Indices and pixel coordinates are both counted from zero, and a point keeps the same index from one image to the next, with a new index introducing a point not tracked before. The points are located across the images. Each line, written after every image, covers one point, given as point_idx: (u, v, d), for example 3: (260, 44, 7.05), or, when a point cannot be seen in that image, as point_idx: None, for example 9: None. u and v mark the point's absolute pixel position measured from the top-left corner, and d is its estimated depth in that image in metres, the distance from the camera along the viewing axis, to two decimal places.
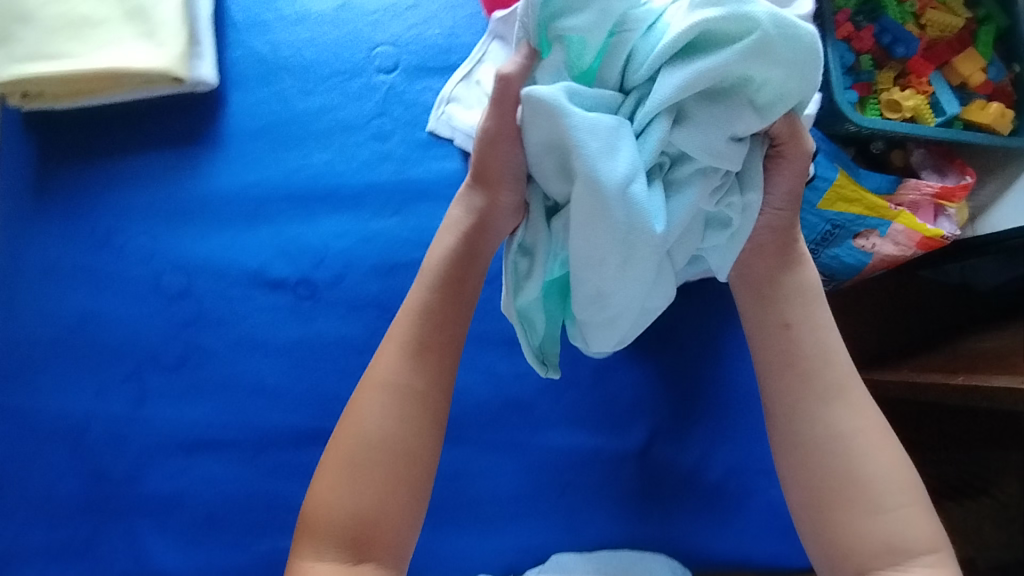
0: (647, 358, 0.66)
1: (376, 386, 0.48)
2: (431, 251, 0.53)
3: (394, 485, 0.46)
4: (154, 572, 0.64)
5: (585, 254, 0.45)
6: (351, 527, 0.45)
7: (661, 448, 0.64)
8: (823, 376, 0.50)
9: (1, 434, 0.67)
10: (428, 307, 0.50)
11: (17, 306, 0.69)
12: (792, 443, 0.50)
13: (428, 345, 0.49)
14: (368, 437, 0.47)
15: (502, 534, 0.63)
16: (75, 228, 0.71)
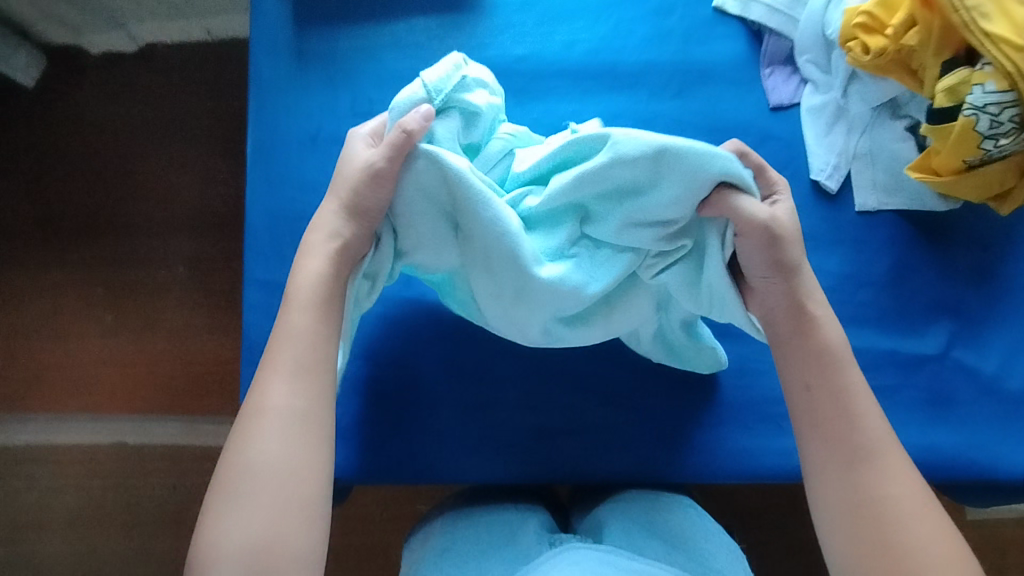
0: (940, 256, 0.72)
1: (255, 422, 0.50)
2: (295, 274, 0.55)
3: (285, 505, 0.48)
4: (428, 459, 0.70)
5: (489, 287, 0.57)
6: (249, 549, 0.47)
7: (961, 351, 0.70)
8: (857, 438, 0.51)
9: (275, 307, 0.72)
10: (304, 329, 0.53)
11: (280, 179, 0.74)
12: (846, 512, 0.49)
13: (306, 366, 0.52)
14: (251, 465, 0.49)
15: (741, 436, 0.71)
16: (334, 89, 0.76)
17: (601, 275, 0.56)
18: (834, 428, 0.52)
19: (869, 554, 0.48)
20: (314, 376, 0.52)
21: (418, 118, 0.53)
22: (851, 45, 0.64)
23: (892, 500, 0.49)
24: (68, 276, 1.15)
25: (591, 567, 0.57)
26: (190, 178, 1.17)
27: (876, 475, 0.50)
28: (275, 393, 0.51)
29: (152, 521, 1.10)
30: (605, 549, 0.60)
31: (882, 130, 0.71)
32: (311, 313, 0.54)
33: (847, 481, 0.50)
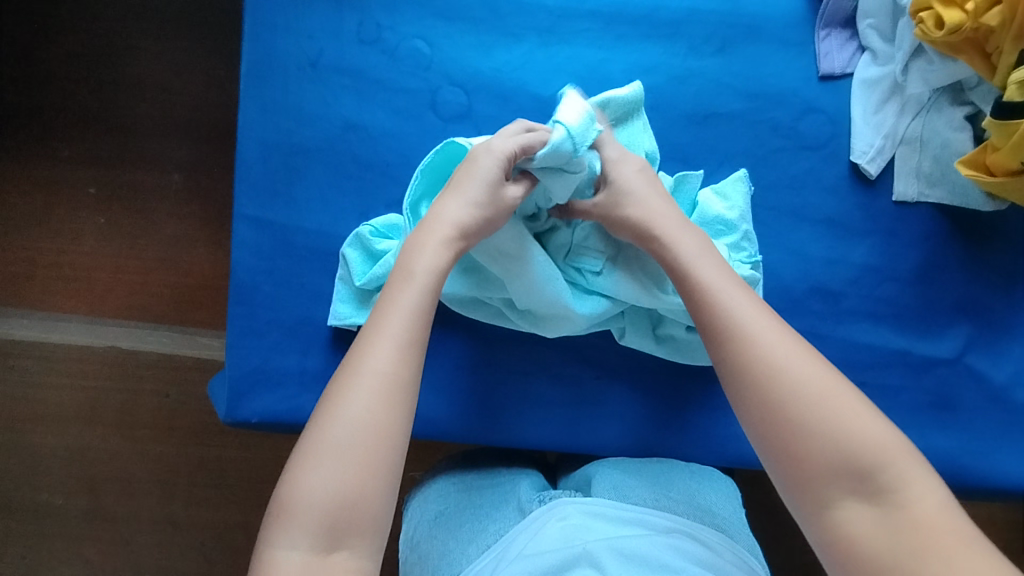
0: (971, 255, 0.67)
1: (353, 378, 0.49)
2: (412, 254, 0.55)
3: (373, 471, 0.46)
4: (414, 414, 0.68)
5: (532, 282, 0.61)
6: (330, 503, 0.45)
7: (976, 357, 0.67)
8: (742, 327, 0.51)
9: (265, 246, 0.68)
10: (416, 307, 0.52)
11: (277, 106, 0.68)
12: (771, 428, 0.48)
13: (409, 343, 0.51)
14: (347, 418, 0.47)
15: (732, 419, 0.70)
16: (341, 10, 0.68)
17: (619, 279, 0.63)
18: (714, 323, 0.52)
19: (770, 429, 0.48)
20: (416, 349, 0.51)
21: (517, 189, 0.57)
22: (922, 17, 0.57)
23: (776, 369, 0.48)
24: (53, 175, 1.09)
25: (579, 521, 0.58)
26: (190, 84, 1.10)
27: (760, 349, 0.49)
28: (380, 359, 0.49)
29: (144, 424, 1.08)
30: (591, 501, 0.61)
31: (939, 114, 0.65)
32: (420, 291, 0.53)
33: (731, 372, 0.51)
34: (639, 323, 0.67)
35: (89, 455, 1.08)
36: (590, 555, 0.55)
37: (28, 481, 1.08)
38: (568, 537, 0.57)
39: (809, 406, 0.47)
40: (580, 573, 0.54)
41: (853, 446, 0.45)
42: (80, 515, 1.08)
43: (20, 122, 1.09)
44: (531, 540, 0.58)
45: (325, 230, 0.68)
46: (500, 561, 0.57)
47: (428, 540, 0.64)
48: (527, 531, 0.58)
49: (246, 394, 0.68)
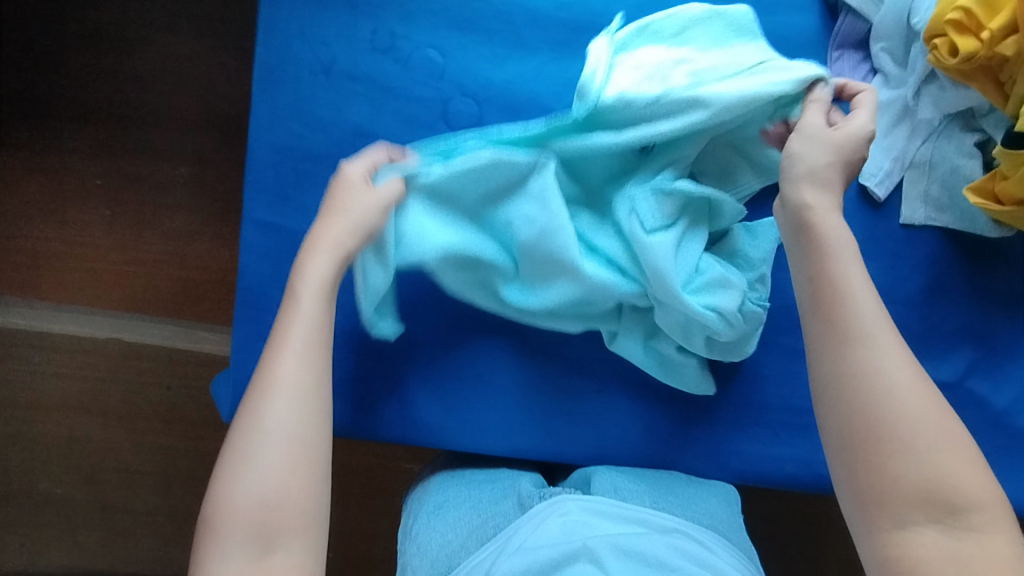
0: (976, 280, 0.68)
1: (265, 391, 0.51)
2: (306, 267, 0.56)
3: (295, 469, 0.49)
4: (417, 422, 0.69)
5: (547, 233, 0.61)
6: (261, 505, 0.48)
7: (977, 381, 0.68)
8: (867, 329, 0.49)
9: (273, 251, 0.68)
10: (316, 311, 0.54)
11: (288, 111, 0.68)
12: (876, 437, 0.46)
13: (313, 347, 0.53)
14: (264, 429, 0.50)
15: (733, 435, 0.70)
16: (356, 17, 0.69)
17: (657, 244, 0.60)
18: (833, 307, 0.50)
19: (860, 430, 0.46)
20: (318, 351, 0.53)
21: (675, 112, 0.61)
22: (936, 43, 0.57)
23: (886, 382, 0.47)
24: (60, 166, 1.09)
25: (579, 517, 0.59)
26: (200, 80, 1.10)
27: (875, 352, 0.48)
28: (284, 369, 0.52)
29: (146, 417, 1.08)
30: (591, 499, 0.61)
31: (950, 140, 0.65)
32: (317, 300, 0.55)
33: (832, 367, 0.49)
34: (632, 328, 0.67)
35: (90, 447, 1.08)
36: (590, 550, 0.55)
37: (28, 470, 1.08)
38: (569, 533, 0.57)
39: (917, 432, 0.45)
40: (580, 567, 0.54)
41: (947, 485, 0.44)
42: (79, 505, 1.09)
43: (28, 113, 1.09)
44: (532, 533, 0.58)
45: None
46: (501, 553, 0.57)
47: (427, 532, 0.65)
48: (528, 525, 0.59)
49: None
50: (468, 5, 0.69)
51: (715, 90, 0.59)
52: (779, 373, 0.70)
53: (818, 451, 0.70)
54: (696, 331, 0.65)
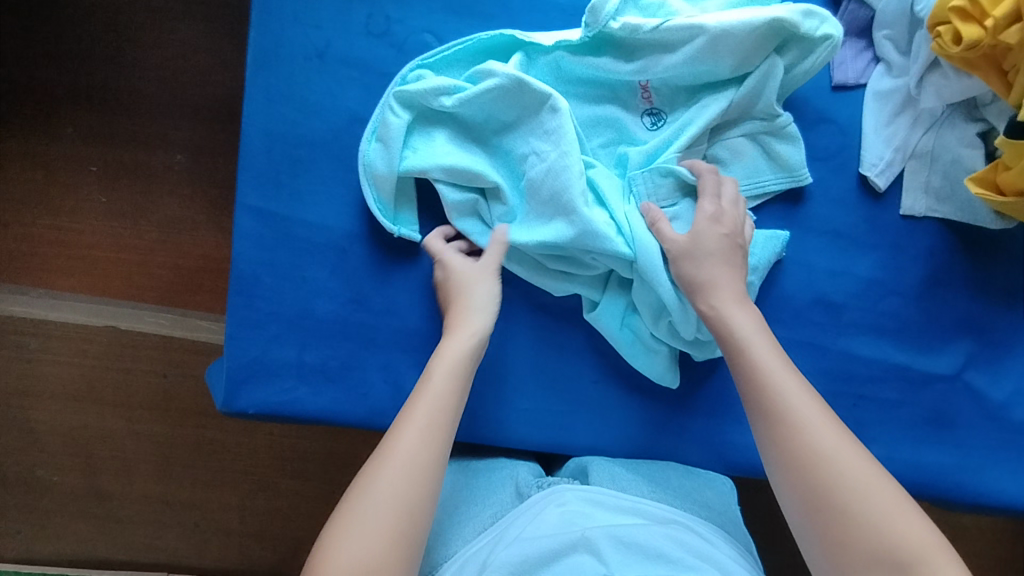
0: (976, 273, 0.67)
1: (385, 459, 0.52)
2: (443, 345, 0.59)
3: (399, 542, 0.49)
4: None
5: (554, 174, 0.61)
6: (360, 569, 0.47)
7: (974, 374, 0.67)
8: (785, 406, 0.52)
9: (267, 238, 0.68)
10: (439, 390, 0.56)
11: (281, 96, 0.67)
12: (816, 515, 0.49)
13: (435, 422, 0.54)
14: (377, 496, 0.50)
15: (728, 426, 0.70)
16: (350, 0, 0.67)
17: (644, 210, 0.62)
18: (767, 404, 0.53)
19: (812, 514, 0.49)
20: (440, 431, 0.54)
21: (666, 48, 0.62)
22: (940, 30, 0.56)
23: (824, 460, 0.50)
24: (54, 151, 1.08)
25: (578, 508, 0.59)
26: (195, 65, 1.09)
27: (807, 437, 0.51)
28: (408, 440, 0.53)
29: (141, 405, 1.08)
30: (589, 489, 0.61)
31: (952, 130, 0.64)
32: (450, 377, 0.57)
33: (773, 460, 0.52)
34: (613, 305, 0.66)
35: (87, 434, 1.08)
36: (588, 542, 0.55)
37: (23, 457, 1.08)
38: (567, 523, 0.57)
39: (853, 500, 0.48)
40: (579, 559, 0.54)
41: (891, 539, 0.47)
42: (75, 492, 1.09)
43: (21, 97, 1.08)
44: (531, 523, 0.58)
45: (327, 224, 0.68)
46: (498, 544, 0.57)
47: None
48: (526, 516, 0.59)
49: (243, 384, 0.68)
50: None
51: (716, 18, 0.59)
52: None
53: None
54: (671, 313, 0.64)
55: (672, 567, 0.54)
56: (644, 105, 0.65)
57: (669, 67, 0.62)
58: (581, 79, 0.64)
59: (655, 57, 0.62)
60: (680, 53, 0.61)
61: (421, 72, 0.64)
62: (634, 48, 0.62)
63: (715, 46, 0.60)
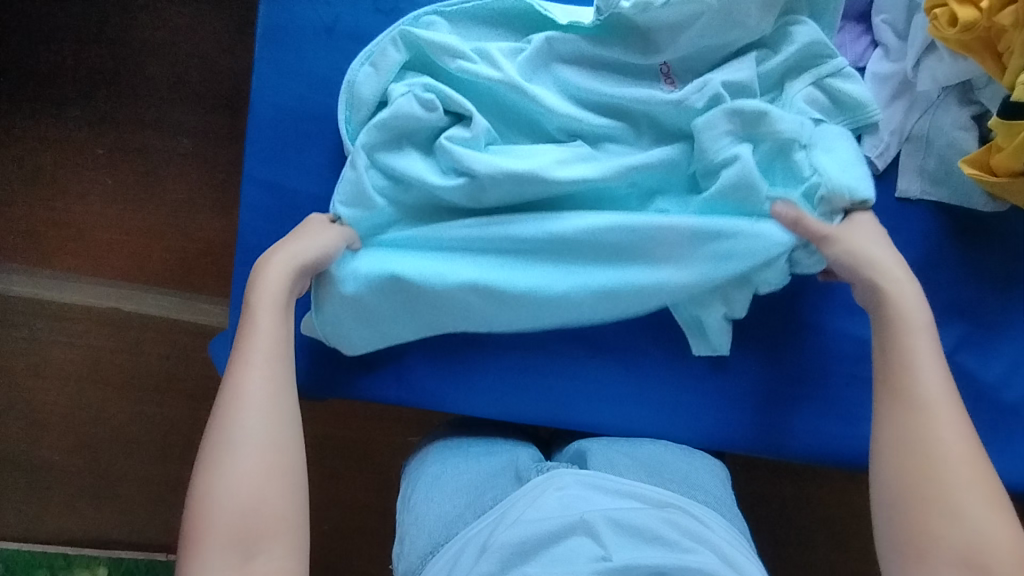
0: (970, 259, 0.68)
1: (231, 408, 0.53)
2: (256, 280, 0.59)
3: (265, 477, 0.51)
4: (410, 383, 0.70)
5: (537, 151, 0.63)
6: (238, 513, 0.49)
7: (965, 357, 0.68)
8: (926, 370, 0.54)
9: (274, 211, 0.69)
10: (270, 328, 0.56)
11: (290, 72, 0.68)
12: (912, 454, 0.50)
13: (272, 358, 0.56)
14: (234, 441, 0.52)
15: (724, 405, 0.71)
16: None
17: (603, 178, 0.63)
18: (901, 361, 0.55)
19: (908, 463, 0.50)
20: (281, 364, 0.56)
21: (677, 24, 0.61)
22: (936, 13, 0.57)
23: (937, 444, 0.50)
24: (62, 133, 1.10)
25: (577, 492, 0.60)
26: (203, 47, 1.10)
27: (934, 400, 0.52)
28: (248, 383, 0.54)
29: (144, 383, 1.09)
30: (590, 474, 0.62)
31: (947, 113, 0.65)
32: (275, 312, 0.57)
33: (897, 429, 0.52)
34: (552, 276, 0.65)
35: (90, 412, 1.09)
36: (587, 525, 0.55)
37: (30, 435, 1.09)
38: (567, 507, 0.58)
39: (952, 462, 0.49)
40: (578, 542, 0.55)
41: (973, 515, 0.47)
42: (78, 469, 1.10)
43: (31, 79, 1.09)
44: (530, 507, 0.59)
45: (332, 198, 0.69)
46: (498, 525, 0.58)
47: (425, 503, 0.66)
48: (526, 500, 0.59)
49: None
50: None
51: None
52: (770, 346, 0.71)
53: (809, 424, 0.70)
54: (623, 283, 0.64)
55: (669, 549, 0.55)
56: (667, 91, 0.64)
57: (683, 46, 0.62)
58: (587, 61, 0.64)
59: (668, 36, 0.62)
60: (690, 30, 0.61)
61: (434, 18, 0.64)
62: (649, 30, 0.62)
63: (722, 20, 0.60)
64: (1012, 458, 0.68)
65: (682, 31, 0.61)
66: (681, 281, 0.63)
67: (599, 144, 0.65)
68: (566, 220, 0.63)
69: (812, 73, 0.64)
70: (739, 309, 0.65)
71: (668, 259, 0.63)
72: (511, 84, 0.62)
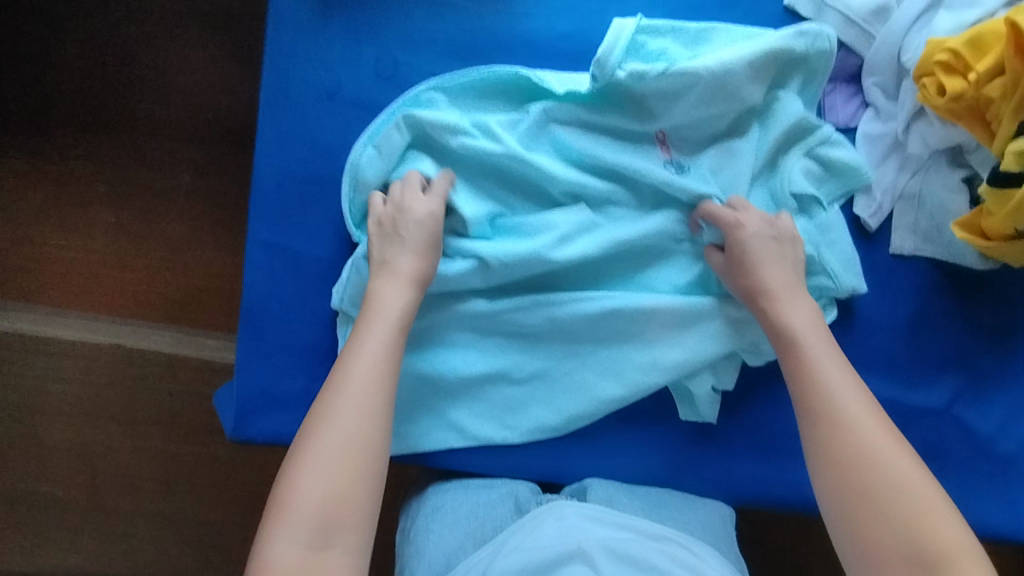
0: (964, 313, 0.69)
1: (340, 392, 0.53)
2: (379, 285, 0.59)
3: (354, 470, 0.50)
4: None
5: (541, 224, 0.64)
6: (320, 498, 0.49)
7: (962, 409, 0.69)
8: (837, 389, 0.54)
9: (278, 272, 0.70)
10: (387, 335, 0.57)
11: (293, 136, 0.69)
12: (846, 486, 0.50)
13: (386, 359, 0.56)
14: (337, 427, 0.51)
15: (725, 459, 0.71)
16: (357, 43, 0.69)
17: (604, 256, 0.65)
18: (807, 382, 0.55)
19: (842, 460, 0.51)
20: (392, 372, 0.56)
21: (674, 94, 0.62)
22: (925, 82, 0.58)
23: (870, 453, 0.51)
24: (67, 173, 1.10)
25: (576, 522, 0.60)
26: (205, 90, 1.11)
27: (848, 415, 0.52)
28: (361, 376, 0.54)
29: (147, 422, 1.09)
30: (588, 506, 0.62)
31: (938, 175, 0.66)
32: (391, 325, 0.57)
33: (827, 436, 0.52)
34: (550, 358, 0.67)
35: (94, 453, 1.09)
36: (584, 552, 0.56)
37: (32, 473, 1.09)
38: (564, 536, 0.58)
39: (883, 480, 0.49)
40: (574, 569, 0.55)
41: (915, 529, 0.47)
42: (80, 508, 1.10)
43: (35, 120, 1.10)
44: (528, 535, 0.59)
45: (335, 259, 0.70)
46: (496, 555, 0.58)
47: (424, 532, 0.65)
48: (526, 529, 0.59)
49: (252, 415, 0.70)
50: (470, 33, 0.69)
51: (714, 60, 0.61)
52: (770, 399, 0.71)
53: (810, 477, 0.71)
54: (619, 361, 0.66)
55: None
56: (663, 157, 0.66)
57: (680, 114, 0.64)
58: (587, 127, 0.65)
59: (664, 103, 0.63)
60: (686, 99, 0.62)
61: (434, 96, 0.66)
62: (644, 98, 0.63)
63: (717, 90, 0.62)
64: (1011, 508, 0.69)
65: (679, 101, 0.63)
66: (672, 360, 0.65)
67: (602, 208, 0.66)
68: (564, 301, 0.65)
69: (801, 146, 0.66)
70: (727, 380, 0.68)
71: (661, 340, 0.65)
72: (514, 152, 0.62)
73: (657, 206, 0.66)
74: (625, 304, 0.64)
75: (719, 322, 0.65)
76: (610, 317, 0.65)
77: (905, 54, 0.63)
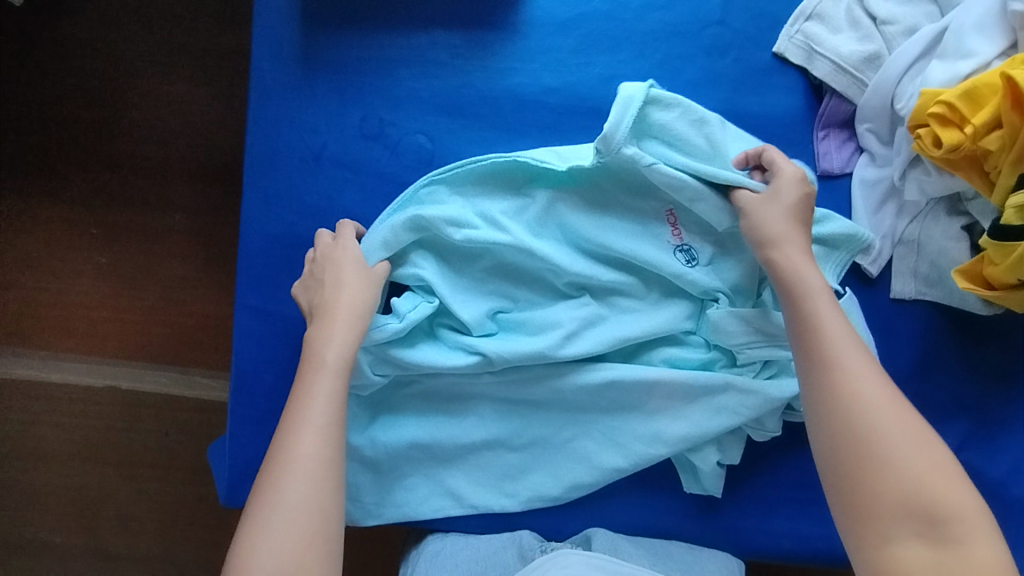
0: (968, 356, 0.68)
1: (285, 464, 0.53)
2: (327, 347, 0.58)
3: (309, 542, 0.50)
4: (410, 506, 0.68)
5: (546, 317, 0.65)
6: None
7: (970, 454, 0.68)
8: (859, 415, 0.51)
9: (267, 337, 0.69)
10: (331, 391, 0.56)
11: (279, 199, 0.68)
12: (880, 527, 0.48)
13: (332, 420, 0.55)
14: (286, 498, 0.51)
15: (730, 512, 0.69)
16: (342, 103, 0.68)
17: (606, 347, 0.65)
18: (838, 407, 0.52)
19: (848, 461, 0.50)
20: (339, 428, 0.55)
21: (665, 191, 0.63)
22: (919, 133, 0.57)
23: (881, 429, 0.50)
24: (53, 216, 1.08)
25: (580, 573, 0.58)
26: (190, 130, 1.08)
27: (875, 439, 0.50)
28: (305, 441, 0.53)
29: (140, 470, 1.07)
30: (595, 555, 0.61)
31: (937, 224, 0.65)
32: (334, 378, 0.57)
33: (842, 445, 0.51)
34: (550, 433, 0.68)
35: (85, 503, 1.07)
36: None
37: (26, 523, 1.07)
38: None
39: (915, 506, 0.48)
40: None
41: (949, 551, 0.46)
42: (73, 558, 1.07)
43: (21, 167, 1.08)
44: None
45: None
46: None
47: None
48: None
49: (244, 480, 0.69)
50: (456, 89, 0.68)
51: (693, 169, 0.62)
52: (773, 449, 0.70)
53: (815, 527, 0.69)
54: (622, 437, 0.67)
55: None
56: (674, 241, 0.66)
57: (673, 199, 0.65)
58: (593, 195, 0.65)
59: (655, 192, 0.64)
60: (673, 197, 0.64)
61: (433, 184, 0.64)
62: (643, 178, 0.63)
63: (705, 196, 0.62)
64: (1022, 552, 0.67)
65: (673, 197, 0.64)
66: (677, 432, 0.65)
67: (607, 296, 0.67)
68: (565, 380, 0.66)
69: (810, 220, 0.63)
70: (733, 455, 0.67)
71: (664, 413, 0.66)
72: (524, 245, 0.63)
73: (667, 296, 0.67)
74: (628, 378, 0.65)
75: (727, 395, 0.65)
76: (610, 387, 0.66)
77: (898, 102, 0.62)
